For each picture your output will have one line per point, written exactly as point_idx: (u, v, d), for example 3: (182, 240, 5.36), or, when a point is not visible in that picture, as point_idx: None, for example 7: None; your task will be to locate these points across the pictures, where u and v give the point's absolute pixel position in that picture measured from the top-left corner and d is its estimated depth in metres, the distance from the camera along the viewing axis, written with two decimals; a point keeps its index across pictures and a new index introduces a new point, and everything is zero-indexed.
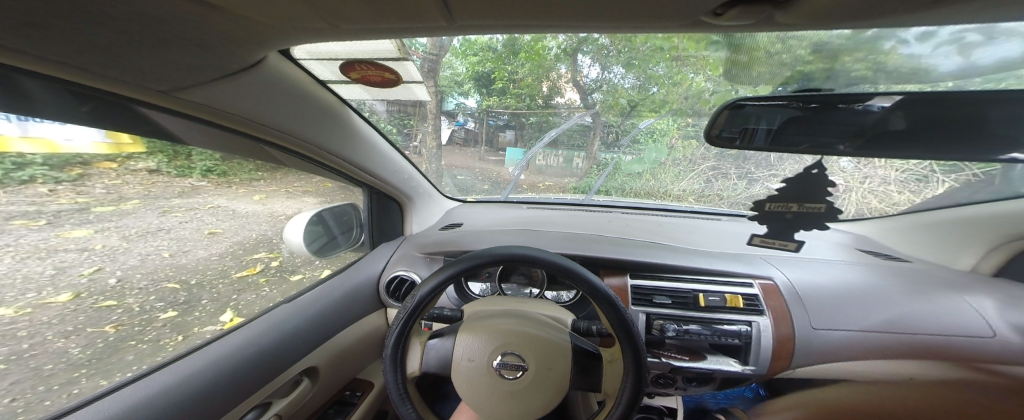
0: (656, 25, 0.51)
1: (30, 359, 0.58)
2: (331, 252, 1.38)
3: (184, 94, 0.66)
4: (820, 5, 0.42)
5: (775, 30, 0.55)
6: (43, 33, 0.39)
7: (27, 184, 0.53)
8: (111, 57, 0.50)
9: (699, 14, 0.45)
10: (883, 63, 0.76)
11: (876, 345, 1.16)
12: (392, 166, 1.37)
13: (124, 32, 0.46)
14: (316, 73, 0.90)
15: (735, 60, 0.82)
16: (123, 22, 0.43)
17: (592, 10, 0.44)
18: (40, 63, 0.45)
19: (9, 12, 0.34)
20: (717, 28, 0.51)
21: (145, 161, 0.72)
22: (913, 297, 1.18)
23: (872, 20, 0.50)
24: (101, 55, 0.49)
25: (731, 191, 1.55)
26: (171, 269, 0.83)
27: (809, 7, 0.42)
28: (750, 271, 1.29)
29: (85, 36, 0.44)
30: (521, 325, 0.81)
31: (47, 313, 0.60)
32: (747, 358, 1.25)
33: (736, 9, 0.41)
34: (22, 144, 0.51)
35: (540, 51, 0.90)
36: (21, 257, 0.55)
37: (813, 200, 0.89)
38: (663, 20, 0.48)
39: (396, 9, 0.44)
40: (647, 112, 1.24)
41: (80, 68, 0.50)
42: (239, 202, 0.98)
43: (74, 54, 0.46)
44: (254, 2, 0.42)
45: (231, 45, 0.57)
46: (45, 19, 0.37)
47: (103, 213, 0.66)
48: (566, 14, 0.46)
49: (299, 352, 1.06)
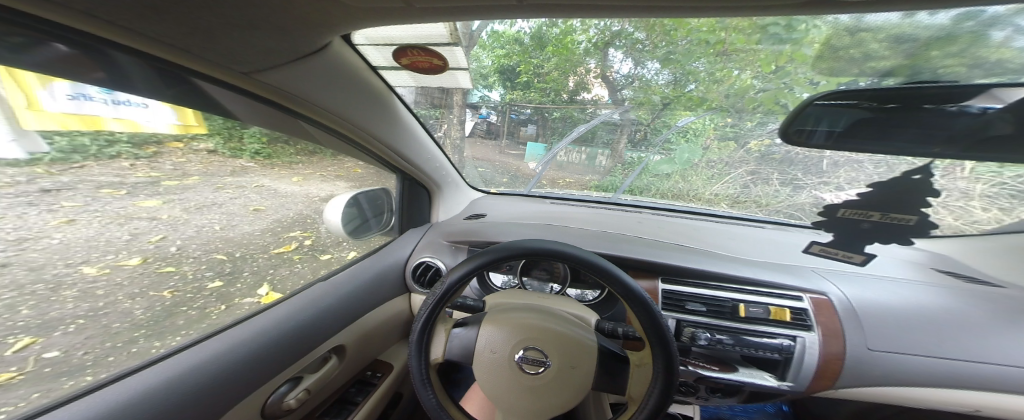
0: (762, 4, 0.47)
1: (102, 317, 0.65)
2: (362, 235, 1.43)
3: (262, 74, 0.74)
4: None
5: (859, 4, 0.49)
6: (161, 12, 0.46)
7: (114, 159, 0.60)
8: (206, 39, 0.57)
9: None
10: (981, 57, 0.64)
11: (938, 371, 1.09)
12: (425, 152, 1.40)
13: (218, 17, 0.52)
14: (370, 60, 0.92)
15: (797, 53, 0.74)
16: (224, 7, 0.49)
17: None
18: (145, 37, 0.52)
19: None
20: (841, 4, 0.48)
21: (205, 142, 0.78)
22: (988, 325, 1.08)
23: None
24: (201, 35, 0.55)
25: (771, 198, 1.44)
26: (221, 241, 0.89)
27: None
28: (800, 285, 1.19)
29: (189, 20, 0.50)
30: (545, 321, 0.81)
31: (120, 274, 0.67)
32: (785, 374, 1.20)
33: None
34: (113, 124, 0.58)
35: (569, 45, 0.89)
36: (106, 222, 0.61)
37: (904, 211, 0.82)
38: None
39: None
40: (682, 111, 1.15)
41: (183, 46, 0.58)
42: (280, 182, 1.03)
43: (174, 34, 0.54)
44: None
45: (306, 31, 0.63)
46: (164, 0, 0.44)
47: (170, 186, 0.72)
48: None
49: (330, 330, 1.12)
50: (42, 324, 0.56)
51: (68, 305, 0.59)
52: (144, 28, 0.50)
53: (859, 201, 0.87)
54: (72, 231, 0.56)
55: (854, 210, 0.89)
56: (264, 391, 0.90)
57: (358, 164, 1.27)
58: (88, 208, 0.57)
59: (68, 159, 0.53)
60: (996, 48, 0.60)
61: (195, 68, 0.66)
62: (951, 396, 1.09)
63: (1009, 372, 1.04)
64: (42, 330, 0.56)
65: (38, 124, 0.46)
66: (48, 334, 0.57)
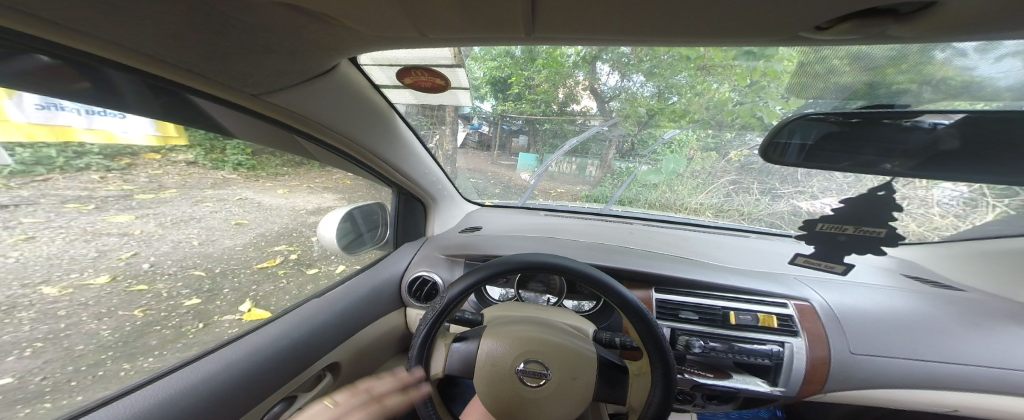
0: (745, 39, 0.53)
1: (62, 339, 0.60)
2: (356, 251, 1.39)
3: (271, 97, 0.75)
4: (951, 14, 0.41)
5: (820, 40, 0.53)
6: (178, 41, 0.48)
7: (83, 171, 0.56)
8: (217, 61, 0.57)
9: (802, 28, 0.47)
10: (929, 74, 0.73)
11: (917, 372, 1.14)
12: (421, 166, 1.41)
13: (235, 43, 0.53)
14: (373, 78, 0.95)
15: (770, 69, 0.80)
16: (239, 34, 0.51)
17: (671, 18, 0.45)
18: (160, 62, 0.54)
19: (157, 21, 0.42)
20: (813, 40, 0.52)
21: (184, 154, 0.74)
22: (958, 327, 1.15)
23: (943, 30, 0.47)
24: (214, 61, 0.57)
25: (752, 206, 1.51)
26: (199, 257, 0.85)
27: (941, 15, 0.41)
28: (786, 292, 1.24)
29: (207, 45, 0.51)
30: (543, 333, 0.81)
31: (86, 294, 0.63)
32: (777, 379, 1.23)
33: (851, 22, 0.42)
34: (87, 135, 0.55)
35: (559, 58, 0.92)
36: (70, 239, 0.58)
37: (874, 224, 0.89)
38: (767, 34, 0.49)
39: (481, 16, 0.46)
40: (666, 123, 1.21)
41: (195, 72, 0.60)
42: (265, 195, 1.00)
43: (186, 57, 0.54)
44: (351, 12, 0.46)
45: (317, 55, 0.64)
46: (181, 30, 0.46)
47: (144, 200, 0.69)
48: (604, 22, 0.47)
49: (324, 349, 1.08)
50: None
51: (24, 328, 0.54)
52: (158, 51, 0.50)
53: (835, 216, 0.93)
54: (31, 248, 0.52)
55: (831, 224, 0.94)
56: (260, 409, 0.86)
57: (347, 176, 1.25)
58: (52, 224, 0.54)
59: (30, 171, 0.49)
60: (943, 66, 0.69)
61: (198, 87, 0.65)
62: (928, 397, 1.16)
63: (980, 373, 1.11)
64: None
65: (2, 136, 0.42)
66: None
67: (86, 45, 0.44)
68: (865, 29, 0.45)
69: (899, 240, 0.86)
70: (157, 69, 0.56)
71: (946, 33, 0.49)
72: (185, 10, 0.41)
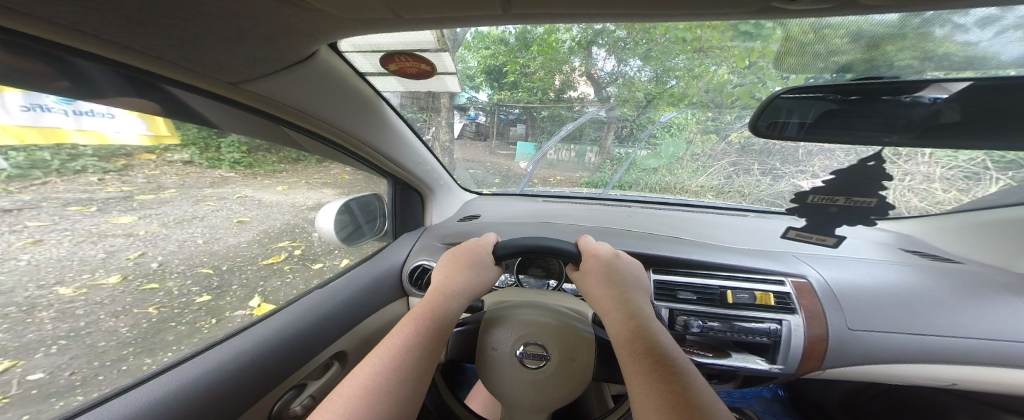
0: (722, 11, 0.52)
1: (84, 337, 0.64)
2: (356, 242, 1.42)
3: (250, 86, 0.74)
4: None
5: (806, 15, 0.53)
6: (147, 28, 0.48)
7: (81, 174, 0.57)
8: (195, 50, 0.57)
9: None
10: (932, 50, 0.71)
11: (913, 346, 1.16)
12: (417, 156, 1.41)
13: (204, 28, 0.52)
14: (357, 66, 0.92)
15: (767, 49, 0.78)
16: (208, 18, 0.50)
17: None
18: (133, 54, 0.53)
19: (119, 6, 0.41)
20: (786, 12, 0.50)
21: (179, 153, 0.74)
22: (954, 300, 1.16)
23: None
24: (186, 49, 0.56)
25: (753, 187, 1.50)
26: (205, 255, 0.87)
27: None
28: (783, 269, 1.26)
29: (177, 31, 0.51)
30: (544, 317, 0.85)
31: (100, 294, 0.66)
32: (775, 356, 1.26)
33: None
34: (78, 136, 0.55)
35: (554, 44, 0.90)
36: (77, 241, 0.60)
37: (865, 194, 0.88)
38: (738, 5, 0.48)
39: None
40: (665, 107, 1.19)
41: (171, 62, 0.59)
42: (264, 192, 1.01)
43: (163, 46, 0.54)
44: None
45: (292, 41, 0.63)
46: (147, 16, 0.45)
47: (144, 201, 0.70)
48: None
49: (330, 340, 1.10)
50: (21, 346, 0.55)
51: (47, 326, 0.58)
52: (137, 43, 0.51)
53: (825, 188, 0.92)
54: (40, 251, 0.54)
55: (821, 196, 0.93)
56: (269, 400, 0.88)
57: (345, 171, 1.26)
58: (58, 227, 0.56)
59: (28, 175, 0.50)
60: (942, 42, 0.67)
61: (182, 79, 0.65)
62: (921, 370, 1.18)
63: (972, 344, 1.13)
64: (22, 352, 0.55)
65: None
66: (29, 357, 0.56)
67: (62, 38, 0.44)
68: None
69: (889, 209, 0.86)
70: (136, 62, 0.56)
71: (941, 5, 0.48)
72: None
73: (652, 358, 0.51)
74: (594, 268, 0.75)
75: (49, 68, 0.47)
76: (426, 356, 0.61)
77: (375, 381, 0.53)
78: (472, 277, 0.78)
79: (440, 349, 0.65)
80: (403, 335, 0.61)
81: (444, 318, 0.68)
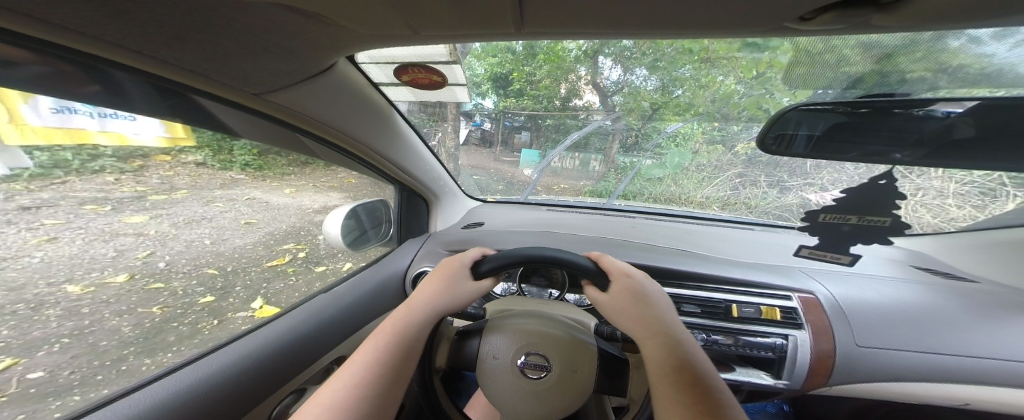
0: (734, 32, 0.52)
1: (87, 335, 0.65)
2: (360, 248, 1.42)
3: (271, 96, 0.75)
4: (926, 7, 0.41)
5: (807, 30, 0.54)
6: (181, 43, 0.49)
7: (98, 173, 0.59)
8: (224, 63, 0.59)
9: (784, 20, 0.45)
10: (947, 61, 0.70)
11: (924, 365, 1.13)
12: (424, 164, 1.42)
13: (235, 43, 0.54)
14: (372, 77, 0.94)
15: (776, 62, 0.79)
16: (237, 34, 0.51)
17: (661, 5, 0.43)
18: (169, 68, 0.56)
19: (158, 23, 0.43)
20: (798, 29, 0.51)
21: (193, 155, 0.76)
22: (972, 319, 1.13)
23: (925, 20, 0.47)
24: (216, 63, 0.58)
25: (759, 199, 1.49)
26: (212, 255, 0.89)
27: (914, 9, 0.42)
28: (791, 285, 1.23)
29: (208, 46, 0.53)
30: (547, 327, 0.82)
31: (106, 293, 0.67)
32: (780, 372, 1.22)
33: (833, 13, 0.41)
34: (101, 138, 0.57)
35: (560, 53, 0.91)
36: (89, 240, 0.61)
37: (877, 213, 0.86)
38: (749, 25, 0.48)
39: (475, 12, 0.46)
40: (670, 116, 1.20)
41: (202, 75, 0.61)
42: (272, 194, 1.03)
43: (195, 59, 0.56)
44: (343, 11, 0.47)
45: (315, 53, 0.64)
46: (182, 31, 0.47)
47: (157, 201, 0.72)
48: (584, 16, 0.47)
49: (330, 344, 1.10)
50: (25, 343, 0.56)
51: (52, 325, 0.59)
52: (172, 57, 0.53)
53: (838, 206, 0.91)
54: (54, 248, 0.56)
55: (833, 215, 0.92)
56: (266, 406, 0.87)
57: (352, 175, 1.27)
58: (72, 225, 0.58)
59: (50, 174, 0.52)
60: (962, 53, 0.67)
61: (212, 91, 0.68)
62: (936, 391, 1.15)
63: (991, 366, 1.09)
64: (24, 350, 0.56)
65: (19, 140, 0.45)
66: (30, 355, 0.57)
67: (99, 51, 0.46)
68: (854, 18, 0.45)
69: (905, 228, 0.84)
70: (170, 74, 0.58)
71: (947, 25, 0.49)
72: (183, 11, 0.42)
73: (705, 405, 0.48)
74: (619, 288, 0.68)
75: (78, 77, 0.48)
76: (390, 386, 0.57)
77: (333, 405, 0.51)
78: (449, 292, 0.71)
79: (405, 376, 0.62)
80: (362, 362, 0.57)
81: (413, 343, 0.65)
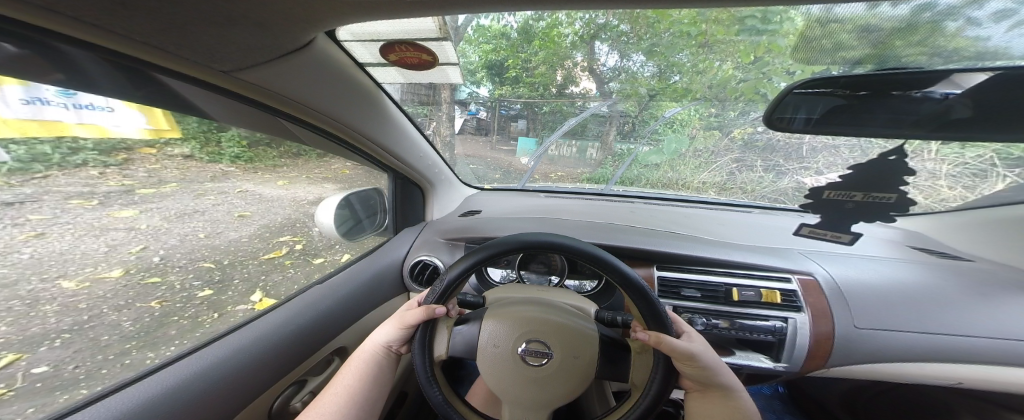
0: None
1: (87, 330, 0.63)
2: (356, 237, 1.40)
3: (242, 75, 0.71)
4: None
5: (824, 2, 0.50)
6: (129, 11, 0.44)
7: (81, 167, 0.56)
8: (183, 35, 0.53)
9: None
10: (941, 45, 0.69)
11: (915, 344, 1.16)
12: (418, 150, 1.39)
13: (193, 11, 0.48)
14: (356, 57, 0.90)
15: (774, 44, 0.76)
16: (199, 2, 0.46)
17: None
18: (123, 40, 0.50)
19: None
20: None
21: (180, 147, 0.73)
22: (959, 299, 1.16)
23: None
24: (174, 34, 0.52)
25: (756, 184, 1.48)
26: (206, 249, 0.87)
27: None
28: (790, 267, 1.24)
29: (165, 15, 0.47)
30: (547, 313, 0.81)
31: (102, 288, 0.65)
32: (779, 354, 1.25)
33: None
34: (79, 130, 0.54)
35: (556, 38, 0.89)
36: (79, 235, 0.59)
37: (884, 190, 0.85)
38: None
39: None
40: (668, 102, 1.18)
41: (159, 48, 0.56)
42: (265, 187, 1.00)
43: (148, 29, 0.50)
44: None
45: (288, 27, 0.61)
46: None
47: (146, 195, 0.69)
48: None
49: (329, 335, 1.10)
50: (26, 339, 0.54)
51: (51, 319, 0.57)
52: (123, 26, 0.47)
53: (843, 182, 0.90)
54: (43, 245, 0.53)
55: (838, 191, 0.91)
56: (270, 395, 0.88)
57: (346, 165, 1.25)
58: (59, 221, 0.55)
59: (29, 168, 0.48)
60: (952, 37, 0.66)
61: (175, 69, 0.63)
62: (922, 368, 1.18)
63: (974, 343, 1.13)
64: (26, 345, 0.54)
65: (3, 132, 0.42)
66: (33, 350, 0.55)
67: (45, 21, 0.40)
68: None
69: (909, 205, 0.84)
70: (127, 48, 0.52)
71: None
72: None
73: None
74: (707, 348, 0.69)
75: (45, 62, 0.45)
76: (368, 410, 0.77)
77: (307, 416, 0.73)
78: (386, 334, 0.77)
79: (383, 393, 0.81)
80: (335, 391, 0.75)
81: (370, 379, 0.77)
